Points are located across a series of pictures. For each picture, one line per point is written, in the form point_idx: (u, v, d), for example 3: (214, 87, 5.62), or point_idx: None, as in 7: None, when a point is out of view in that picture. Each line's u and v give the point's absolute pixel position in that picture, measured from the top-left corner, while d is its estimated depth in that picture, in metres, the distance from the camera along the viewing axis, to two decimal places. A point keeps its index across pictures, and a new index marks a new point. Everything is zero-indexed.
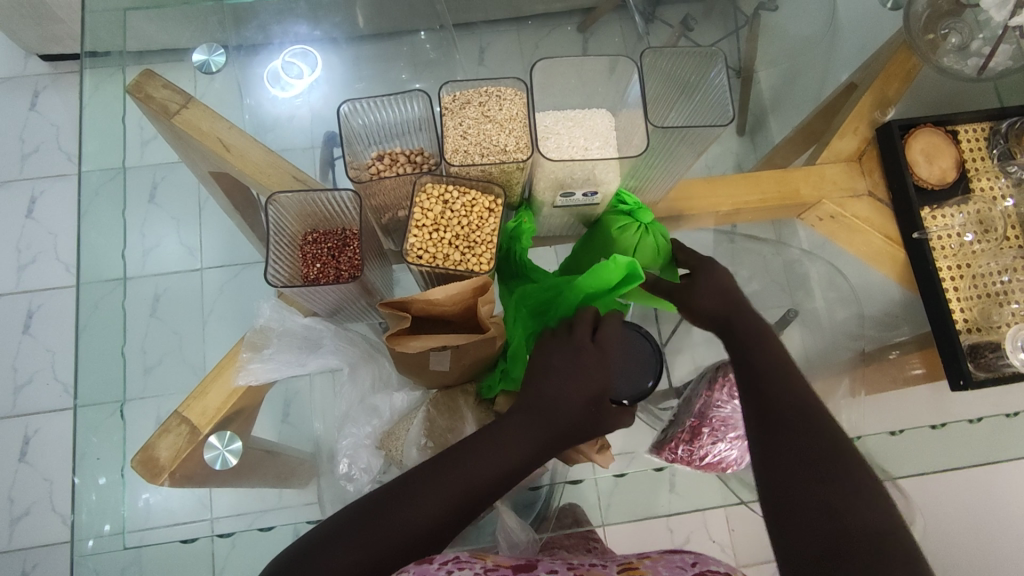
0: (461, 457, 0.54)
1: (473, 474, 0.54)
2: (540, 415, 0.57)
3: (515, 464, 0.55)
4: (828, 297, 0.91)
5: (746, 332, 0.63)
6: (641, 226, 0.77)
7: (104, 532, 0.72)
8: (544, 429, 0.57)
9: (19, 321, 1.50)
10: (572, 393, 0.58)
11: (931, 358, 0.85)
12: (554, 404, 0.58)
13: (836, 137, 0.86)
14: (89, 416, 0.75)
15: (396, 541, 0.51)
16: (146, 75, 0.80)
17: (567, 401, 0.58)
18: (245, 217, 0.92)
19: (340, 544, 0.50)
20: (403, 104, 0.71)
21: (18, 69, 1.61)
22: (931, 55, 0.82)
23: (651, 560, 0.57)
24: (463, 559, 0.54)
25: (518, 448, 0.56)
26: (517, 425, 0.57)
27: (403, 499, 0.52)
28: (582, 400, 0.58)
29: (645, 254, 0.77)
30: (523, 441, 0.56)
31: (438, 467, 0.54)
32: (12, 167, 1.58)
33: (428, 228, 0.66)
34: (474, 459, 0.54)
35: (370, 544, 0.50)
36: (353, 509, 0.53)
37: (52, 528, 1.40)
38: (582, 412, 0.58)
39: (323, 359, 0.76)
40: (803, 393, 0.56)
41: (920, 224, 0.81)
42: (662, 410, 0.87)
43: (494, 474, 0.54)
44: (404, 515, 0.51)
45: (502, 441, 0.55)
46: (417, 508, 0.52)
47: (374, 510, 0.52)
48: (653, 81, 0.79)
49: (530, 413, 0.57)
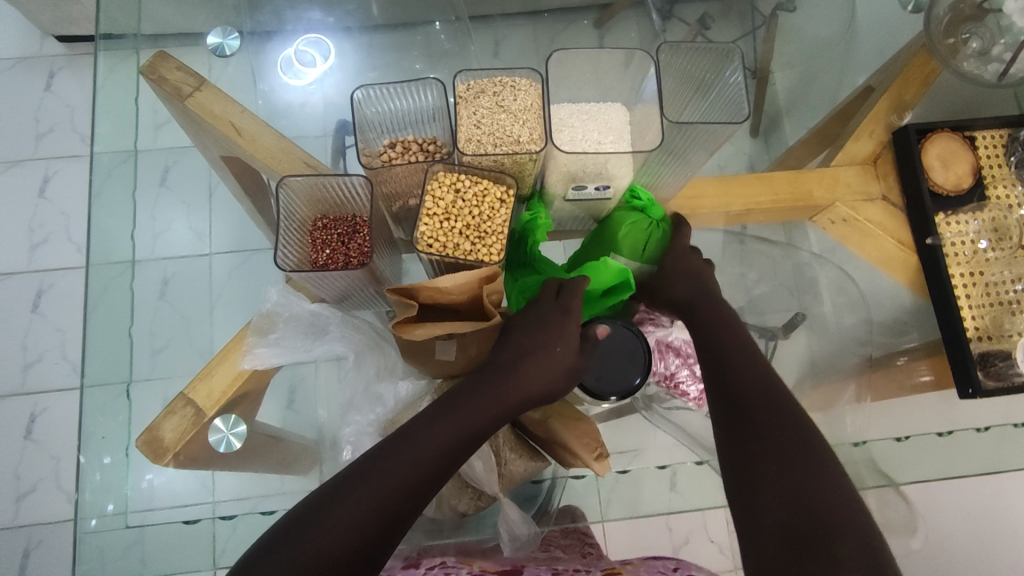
0: (420, 434, 0.56)
1: (435, 448, 0.56)
2: (497, 386, 0.61)
3: (480, 423, 0.59)
4: (837, 302, 0.90)
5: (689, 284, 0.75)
6: (653, 224, 0.78)
7: (107, 511, 0.73)
8: (508, 387, 0.61)
9: (29, 300, 1.51)
10: (533, 352, 0.63)
11: (939, 365, 0.83)
12: (516, 366, 0.62)
13: (852, 139, 0.85)
14: (95, 396, 0.76)
15: (364, 523, 0.51)
16: (160, 57, 0.80)
17: (523, 370, 0.62)
18: (255, 202, 0.93)
19: (306, 532, 0.50)
20: (417, 93, 0.72)
21: (33, 50, 1.62)
22: (950, 59, 0.81)
23: (632, 567, 0.67)
24: (449, 563, 0.64)
25: (483, 408, 0.59)
26: (478, 394, 0.60)
27: (367, 480, 0.53)
28: (541, 371, 0.62)
29: (653, 247, 0.79)
30: (488, 402, 0.60)
31: (399, 446, 0.55)
32: (26, 146, 1.59)
33: (439, 217, 0.66)
34: (434, 432, 0.57)
35: (337, 528, 0.50)
36: (315, 499, 0.53)
37: (57, 506, 1.41)
38: (541, 381, 0.62)
39: (329, 345, 0.76)
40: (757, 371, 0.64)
41: (934, 229, 0.80)
42: (668, 411, 0.84)
43: (455, 444, 0.57)
44: (370, 493, 0.52)
45: (461, 414, 0.58)
46: (387, 478, 0.53)
47: (338, 496, 0.52)
48: (669, 79, 0.78)
49: (487, 385, 0.61)
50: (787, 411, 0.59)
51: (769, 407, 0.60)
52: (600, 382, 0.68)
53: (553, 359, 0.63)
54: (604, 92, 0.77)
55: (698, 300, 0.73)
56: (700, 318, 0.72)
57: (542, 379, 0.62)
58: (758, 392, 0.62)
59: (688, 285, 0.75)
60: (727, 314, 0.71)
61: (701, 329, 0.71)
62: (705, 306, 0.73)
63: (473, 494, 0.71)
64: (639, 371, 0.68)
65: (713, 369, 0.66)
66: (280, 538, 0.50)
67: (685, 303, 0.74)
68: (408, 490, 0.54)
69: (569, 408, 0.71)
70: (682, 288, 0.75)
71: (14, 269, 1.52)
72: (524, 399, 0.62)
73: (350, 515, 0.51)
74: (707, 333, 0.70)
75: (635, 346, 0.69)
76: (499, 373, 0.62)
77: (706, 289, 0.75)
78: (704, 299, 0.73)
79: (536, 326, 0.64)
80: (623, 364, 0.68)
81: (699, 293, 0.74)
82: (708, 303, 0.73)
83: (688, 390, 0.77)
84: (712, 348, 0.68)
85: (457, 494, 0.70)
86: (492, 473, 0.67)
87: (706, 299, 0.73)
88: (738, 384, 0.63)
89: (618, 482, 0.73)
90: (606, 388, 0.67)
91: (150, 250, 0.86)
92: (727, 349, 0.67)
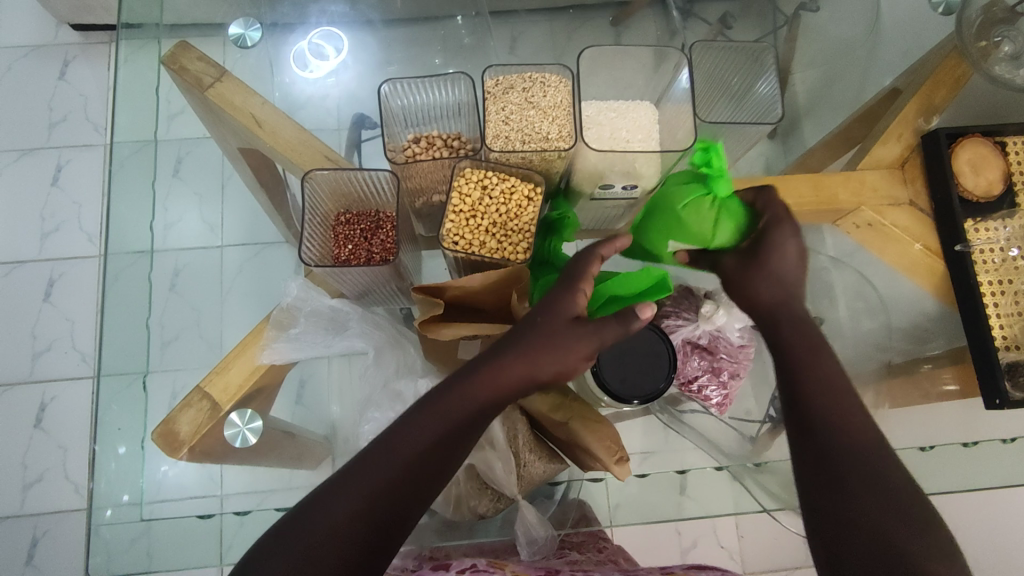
0: (394, 441, 0.52)
1: (410, 456, 0.52)
2: (477, 381, 0.53)
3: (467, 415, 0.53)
4: (853, 308, 0.87)
5: (768, 297, 0.58)
6: (718, 202, 0.60)
7: (123, 501, 0.73)
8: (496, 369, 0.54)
9: (40, 289, 1.51)
10: (524, 331, 0.54)
11: (964, 374, 0.82)
12: (509, 346, 0.54)
13: (878, 143, 0.84)
14: (111, 386, 0.76)
15: (342, 538, 0.49)
16: (181, 47, 0.79)
17: (506, 360, 0.54)
18: (270, 194, 0.92)
19: (284, 547, 0.49)
20: (447, 87, 0.72)
21: (48, 39, 1.62)
22: (983, 63, 0.80)
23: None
24: (480, 567, 0.60)
25: (468, 399, 0.53)
26: (465, 380, 0.54)
27: (340, 492, 0.51)
28: (529, 360, 0.53)
29: (716, 234, 0.60)
30: (474, 390, 0.53)
31: (375, 453, 0.52)
32: (40, 134, 1.58)
33: (465, 214, 0.66)
34: (407, 438, 0.52)
35: (313, 544, 0.49)
36: (292, 510, 0.51)
37: (63, 496, 1.41)
38: (526, 369, 0.53)
39: (349, 341, 0.75)
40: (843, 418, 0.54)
41: (963, 236, 0.79)
42: (684, 415, 0.83)
43: (432, 449, 0.52)
44: (343, 506, 0.50)
45: (437, 414, 0.53)
46: (368, 482, 0.51)
47: (313, 508, 0.50)
48: (702, 77, 0.79)
49: (468, 380, 0.54)
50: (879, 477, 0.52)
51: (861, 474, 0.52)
52: (624, 387, 0.66)
53: (543, 345, 0.53)
54: (641, 90, 0.77)
55: (784, 308, 0.58)
56: (786, 342, 0.57)
57: (533, 356, 0.53)
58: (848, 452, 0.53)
59: (775, 284, 0.58)
60: (818, 333, 0.57)
61: (782, 355, 0.57)
62: (791, 323, 0.57)
63: (492, 495, 0.71)
64: (663, 376, 0.66)
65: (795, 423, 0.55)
66: (260, 551, 0.50)
67: (767, 312, 0.58)
68: (383, 502, 0.51)
69: (591, 410, 0.69)
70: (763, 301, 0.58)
71: (26, 259, 1.52)
72: (514, 391, 0.54)
73: (330, 523, 0.50)
74: (795, 364, 0.56)
75: (658, 346, 0.67)
76: (480, 365, 0.54)
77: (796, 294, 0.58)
78: (791, 314, 0.57)
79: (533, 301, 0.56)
80: (648, 369, 0.66)
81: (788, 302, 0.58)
82: (791, 319, 0.57)
83: (710, 395, 0.76)
84: (800, 388, 0.55)
85: (476, 494, 0.71)
86: (512, 475, 0.67)
87: (790, 310, 0.58)
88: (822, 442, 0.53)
89: (636, 487, 0.73)
90: (629, 392, 0.65)
91: (161, 241, 0.84)
92: (821, 392, 0.54)
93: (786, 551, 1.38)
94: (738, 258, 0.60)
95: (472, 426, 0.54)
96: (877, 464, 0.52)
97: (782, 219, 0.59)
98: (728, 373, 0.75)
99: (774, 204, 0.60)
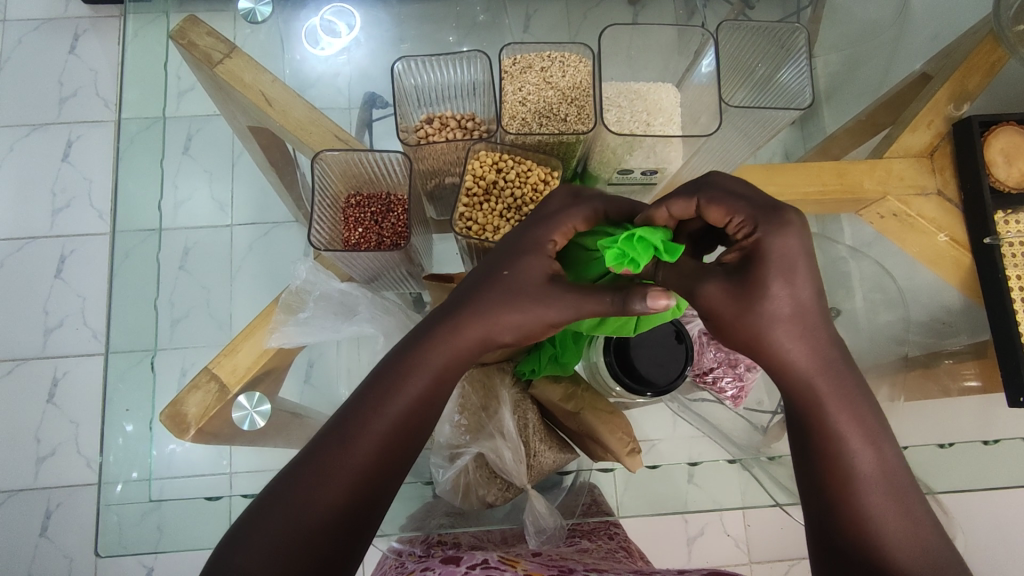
0: (364, 413, 0.51)
1: (378, 431, 0.51)
2: (442, 348, 0.52)
3: (438, 383, 0.53)
4: (874, 299, 0.85)
5: (804, 383, 0.48)
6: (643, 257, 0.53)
7: (131, 477, 0.74)
8: (459, 330, 0.52)
9: (52, 265, 1.51)
10: (491, 293, 0.51)
11: (988, 371, 0.80)
12: (471, 307, 0.52)
13: (907, 130, 0.80)
14: (120, 362, 0.77)
15: (314, 525, 0.49)
16: (190, 21, 0.77)
17: (470, 321, 0.52)
18: (280, 173, 0.91)
19: (253, 538, 0.48)
20: (461, 65, 0.70)
21: (59, 12, 1.61)
22: (1019, 48, 0.75)
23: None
24: (492, 563, 0.55)
25: (435, 365, 0.52)
26: (431, 349, 0.52)
27: (311, 472, 0.50)
28: (491, 321, 0.51)
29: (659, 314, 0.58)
30: (440, 356, 0.52)
31: (347, 426, 0.51)
32: (51, 109, 1.57)
33: (478, 197, 0.65)
34: (373, 412, 0.51)
35: (292, 518, 0.49)
36: (265, 493, 0.51)
37: (75, 470, 1.42)
38: (486, 331, 0.52)
39: (358, 326, 0.73)
40: (887, 501, 0.48)
41: (994, 229, 0.76)
42: (694, 402, 0.80)
43: (399, 423, 0.51)
44: (313, 489, 0.49)
45: (400, 386, 0.52)
46: (345, 455, 0.50)
47: (282, 493, 0.49)
48: (727, 56, 0.77)
49: (432, 346, 0.52)
50: (925, 553, 0.48)
51: (904, 550, 0.48)
52: (648, 376, 0.64)
53: (504, 301, 0.51)
54: (660, 71, 0.77)
55: (822, 382, 0.48)
56: (833, 429, 0.49)
57: (502, 319, 0.51)
58: (889, 536, 0.48)
59: (816, 336, 0.47)
60: (872, 414, 0.49)
61: (824, 437, 0.49)
62: (840, 401, 0.48)
63: (502, 485, 0.70)
64: (681, 364, 0.65)
65: (838, 506, 0.49)
66: (231, 539, 0.49)
67: (807, 389, 0.48)
68: (357, 475, 0.50)
69: (602, 401, 0.68)
70: (809, 375, 0.48)
71: (37, 235, 1.52)
72: (478, 352, 0.53)
73: (306, 498, 0.49)
74: (838, 451, 0.49)
75: (670, 331, 0.66)
76: (441, 327, 0.52)
77: (838, 362, 0.48)
78: (832, 393, 0.48)
79: (499, 255, 0.53)
80: (666, 358, 0.65)
81: (826, 372, 0.48)
82: (839, 403, 0.48)
83: (725, 387, 0.75)
84: (842, 476, 0.49)
85: (485, 483, 0.69)
86: (521, 465, 0.65)
87: (836, 382, 0.48)
88: (865, 521, 0.48)
89: (645, 478, 0.73)
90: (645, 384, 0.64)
91: (170, 220, 0.85)
92: (872, 481, 0.48)
93: (795, 540, 1.37)
94: (730, 276, 0.46)
95: (436, 395, 0.53)
96: (931, 551, 0.48)
97: (783, 228, 0.44)
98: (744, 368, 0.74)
99: (736, 214, 0.46)
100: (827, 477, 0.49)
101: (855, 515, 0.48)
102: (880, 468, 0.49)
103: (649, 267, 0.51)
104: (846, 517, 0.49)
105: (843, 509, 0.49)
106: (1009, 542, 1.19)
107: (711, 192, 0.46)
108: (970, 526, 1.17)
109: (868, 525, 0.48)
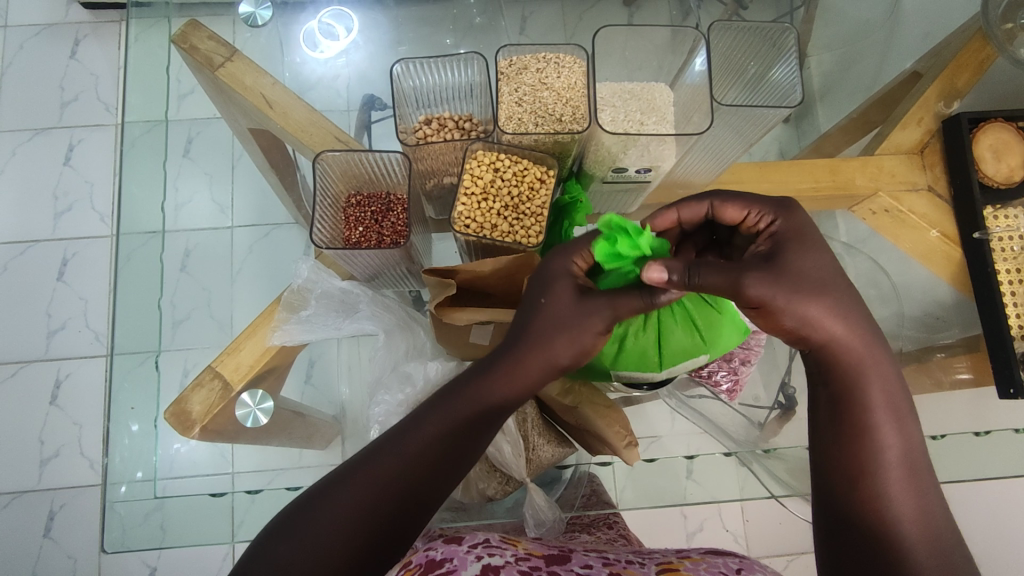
0: (419, 424, 0.53)
1: (430, 442, 0.52)
2: (498, 371, 0.54)
3: (492, 404, 0.54)
4: (867, 294, 0.86)
5: (841, 352, 0.49)
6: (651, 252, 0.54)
7: (136, 478, 0.74)
8: (512, 354, 0.54)
9: (54, 268, 1.52)
10: (541, 319, 0.53)
11: (979, 364, 0.81)
12: (526, 333, 0.53)
13: (898, 128, 0.82)
14: (126, 363, 0.78)
15: (356, 528, 0.50)
16: (191, 25, 0.78)
17: (529, 351, 0.53)
18: (281, 175, 0.92)
19: (299, 529, 0.49)
20: (458, 68, 0.71)
21: (59, 17, 1.62)
22: (1007, 46, 0.77)
23: (694, 561, 0.56)
24: (493, 543, 0.55)
25: (490, 387, 0.54)
26: (486, 372, 0.54)
27: (364, 473, 0.51)
28: (543, 347, 0.53)
29: (681, 329, 0.66)
30: (496, 378, 0.54)
31: (402, 434, 0.53)
32: (51, 114, 1.58)
33: (477, 197, 0.67)
34: (430, 423, 0.53)
35: (339, 514, 0.50)
36: (315, 487, 0.52)
37: (78, 472, 1.43)
38: (540, 359, 0.53)
39: (359, 324, 0.74)
40: (907, 478, 0.49)
41: (983, 224, 0.77)
42: (691, 398, 0.83)
43: (452, 435, 0.53)
44: (364, 489, 0.51)
45: (456, 404, 0.53)
46: (397, 460, 0.52)
47: (328, 491, 0.51)
48: (719, 56, 0.79)
49: (490, 372, 0.54)
50: (935, 533, 0.49)
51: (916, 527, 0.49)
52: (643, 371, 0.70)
53: (557, 331, 0.52)
54: (655, 71, 0.78)
55: (863, 354, 0.49)
56: (861, 402, 0.50)
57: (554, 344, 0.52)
58: (902, 511, 0.49)
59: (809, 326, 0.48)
60: (904, 397, 0.51)
61: (852, 408, 0.50)
62: (875, 375, 0.50)
63: (501, 478, 0.72)
64: None
65: (856, 476, 0.50)
66: (278, 526, 0.50)
67: (847, 360, 0.50)
68: (406, 482, 0.52)
69: (601, 396, 0.69)
70: (847, 346, 0.49)
71: (39, 238, 1.53)
72: (534, 379, 0.54)
73: (355, 497, 0.50)
74: (868, 422, 0.50)
75: None
76: (501, 356, 0.54)
77: (872, 342, 0.50)
78: (869, 369, 0.50)
79: (535, 284, 0.55)
80: None
81: (871, 350, 0.50)
82: (874, 378, 0.50)
83: (721, 380, 0.78)
84: (865, 448, 0.50)
85: (485, 477, 0.71)
86: (521, 458, 0.66)
87: (874, 359, 0.50)
88: (881, 493, 0.49)
89: (639, 470, 0.73)
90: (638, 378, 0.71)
91: (172, 222, 0.85)
92: (892, 456, 0.50)
93: (793, 535, 1.38)
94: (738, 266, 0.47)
95: (489, 420, 0.55)
96: (941, 534, 0.49)
97: (793, 214, 0.51)
98: (739, 362, 0.77)
99: (754, 210, 0.52)
100: (848, 447, 0.50)
101: (873, 486, 0.49)
102: (904, 447, 0.50)
103: (681, 271, 0.47)
104: (861, 487, 0.50)
105: (861, 480, 0.50)
106: (1002, 533, 1.21)
107: (725, 196, 0.53)
108: (965, 518, 1.18)
109: (884, 498, 0.49)
